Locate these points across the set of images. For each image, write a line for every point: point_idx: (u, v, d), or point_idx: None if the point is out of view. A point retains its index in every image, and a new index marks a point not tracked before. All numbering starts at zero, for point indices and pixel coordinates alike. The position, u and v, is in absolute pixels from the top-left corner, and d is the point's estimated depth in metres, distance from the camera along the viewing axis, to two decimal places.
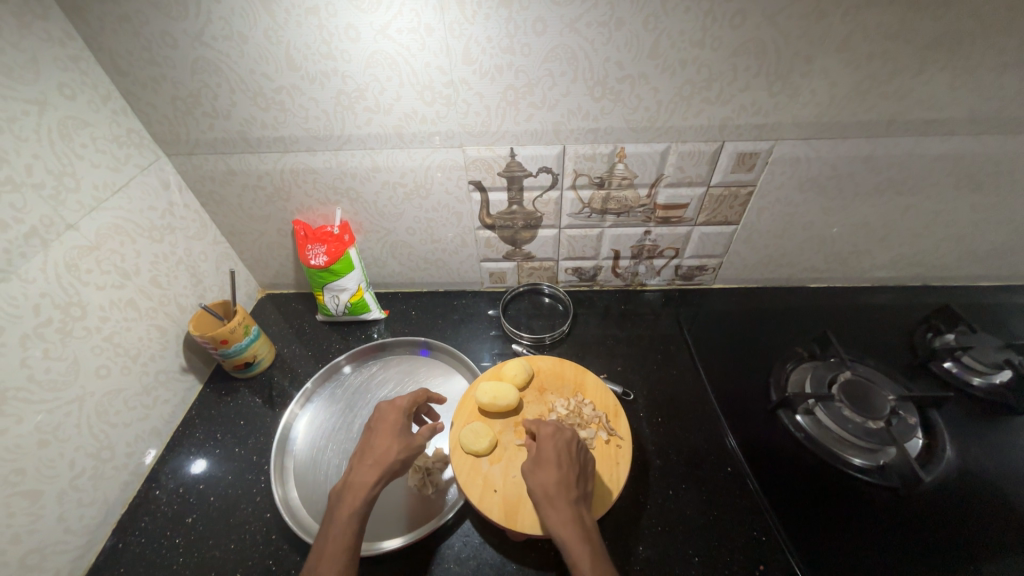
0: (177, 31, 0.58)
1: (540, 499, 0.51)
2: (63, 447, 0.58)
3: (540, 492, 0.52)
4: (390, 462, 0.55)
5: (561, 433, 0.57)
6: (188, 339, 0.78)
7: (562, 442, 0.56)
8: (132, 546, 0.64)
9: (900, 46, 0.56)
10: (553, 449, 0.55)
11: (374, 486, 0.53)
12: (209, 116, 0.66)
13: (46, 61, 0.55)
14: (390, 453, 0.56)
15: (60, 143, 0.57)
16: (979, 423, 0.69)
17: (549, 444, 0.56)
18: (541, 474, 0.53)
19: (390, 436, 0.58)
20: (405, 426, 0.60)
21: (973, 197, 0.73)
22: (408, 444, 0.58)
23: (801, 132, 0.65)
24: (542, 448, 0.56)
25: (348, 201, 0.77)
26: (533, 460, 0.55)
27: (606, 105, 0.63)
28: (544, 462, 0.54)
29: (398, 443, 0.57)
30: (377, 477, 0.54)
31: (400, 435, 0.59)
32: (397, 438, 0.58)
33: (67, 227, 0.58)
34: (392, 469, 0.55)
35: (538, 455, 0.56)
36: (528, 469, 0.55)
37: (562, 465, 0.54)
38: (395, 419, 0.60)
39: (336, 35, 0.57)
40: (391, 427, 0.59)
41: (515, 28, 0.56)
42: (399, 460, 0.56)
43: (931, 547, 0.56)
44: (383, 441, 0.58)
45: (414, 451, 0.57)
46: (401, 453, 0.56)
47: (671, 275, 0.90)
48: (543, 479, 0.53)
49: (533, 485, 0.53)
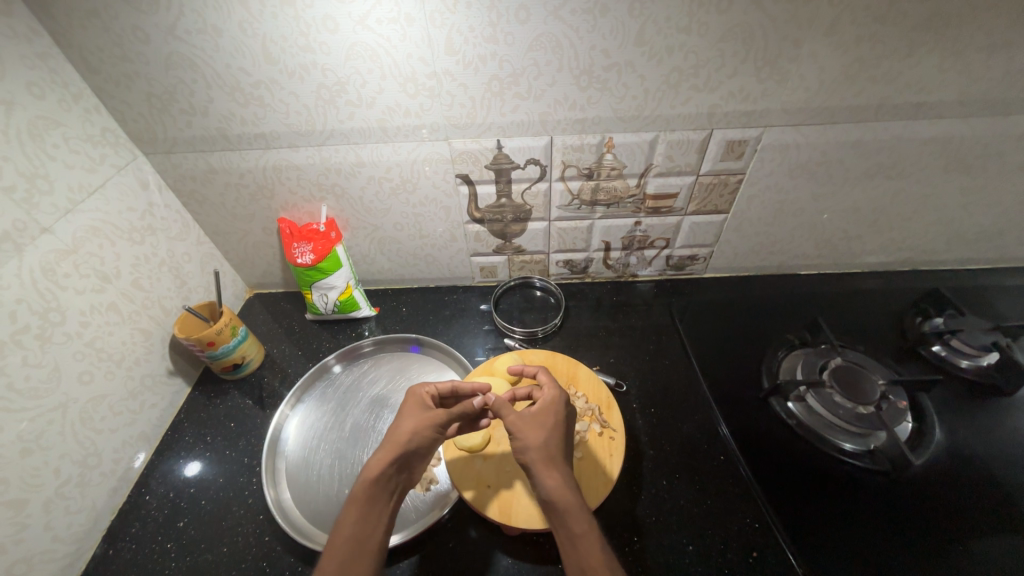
0: (148, 25, 0.56)
1: (539, 460, 0.52)
2: (47, 455, 0.57)
3: (540, 454, 0.52)
4: (396, 441, 0.54)
5: (560, 399, 0.58)
6: (174, 342, 0.77)
7: (559, 409, 0.57)
8: (123, 552, 0.63)
9: (888, 29, 0.55)
10: (553, 415, 0.56)
11: (380, 467, 0.52)
12: (186, 113, 0.65)
13: (11, 59, 0.53)
14: (398, 432, 0.55)
15: (31, 143, 0.56)
16: (967, 404, 0.69)
17: (548, 409, 0.57)
18: (541, 435, 0.54)
19: (404, 416, 0.57)
20: (420, 404, 0.58)
21: (962, 179, 0.73)
22: (416, 422, 0.56)
23: (789, 119, 0.65)
24: (541, 410, 0.56)
25: (333, 198, 0.76)
26: (530, 420, 0.55)
27: (593, 94, 0.62)
28: (542, 424, 0.55)
29: (408, 422, 0.56)
30: (384, 458, 0.53)
31: (412, 413, 0.57)
32: (410, 417, 0.57)
33: (41, 231, 0.57)
34: (399, 447, 0.54)
35: (535, 417, 0.56)
36: (524, 428, 0.54)
37: (558, 431, 0.55)
38: (408, 401, 0.59)
39: (314, 27, 0.55)
40: (406, 408, 0.58)
41: (498, 17, 0.55)
42: (407, 436, 0.54)
43: (921, 528, 0.57)
44: (395, 421, 0.57)
45: (422, 426, 0.55)
46: (407, 430, 0.55)
47: (663, 265, 0.90)
48: (542, 441, 0.53)
49: (531, 445, 0.53)
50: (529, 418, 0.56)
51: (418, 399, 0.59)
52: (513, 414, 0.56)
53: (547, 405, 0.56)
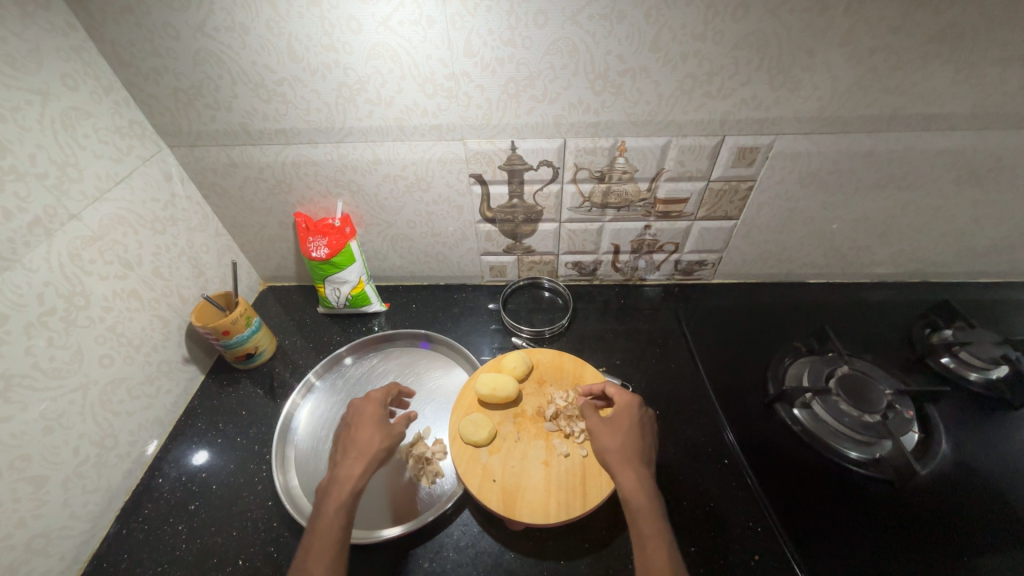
0: (179, 22, 0.58)
1: (617, 462, 0.55)
2: (67, 434, 0.59)
3: (615, 455, 0.56)
4: (374, 452, 0.58)
5: (637, 406, 0.61)
6: (190, 330, 0.79)
7: (636, 416, 0.60)
8: (135, 533, 0.65)
9: (902, 40, 0.56)
10: (631, 418, 0.59)
11: (360, 478, 0.55)
12: (211, 107, 0.67)
13: (49, 51, 0.56)
14: (372, 443, 0.58)
15: (63, 133, 0.58)
16: (975, 417, 0.69)
17: (625, 414, 0.60)
18: (616, 438, 0.57)
19: (372, 427, 0.61)
20: (384, 417, 0.63)
21: (973, 192, 0.73)
22: (388, 433, 0.60)
23: (802, 127, 0.65)
24: (617, 417, 0.60)
25: (349, 194, 0.77)
26: (608, 425, 0.59)
27: (607, 98, 0.63)
28: (619, 430, 0.58)
29: (381, 434, 0.60)
30: (363, 468, 0.56)
31: (379, 425, 0.61)
32: (378, 428, 0.61)
33: (70, 218, 0.59)
34: (376, 459, 0.57)
35: (613, 423, 0.59)
36: (603, 432, 0.58)
37: (637, 436, 0.58)
38: (373, 412, 0.63)
39: (338, 27, 0.57)
40: (370, 418, 0.62)
41: (516, 21, 0.56)
42: (385, 448, 0.59)
43: (924, 537, 0.57)
44: (362, 433, 0.60)
45: (395, 438, 0.60)
46: (383, 442, 0.59)
47: (670, 269, 0.90)
48: (620, 447, 0.56)
49: (608, 447, 0.56)
50: (610, 423, 0.59)
51: (379, 410, 0.63)
52: (593, 418, 0.60)
53: (624, 410, 0.60)
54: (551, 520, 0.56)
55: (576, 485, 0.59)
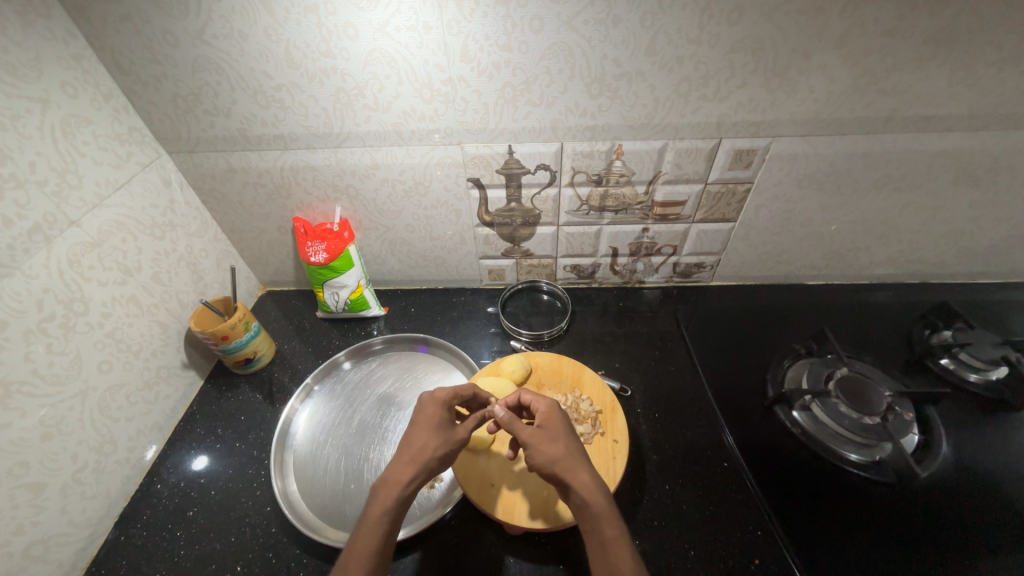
0: (178, 30, 0.59)
1: (567, 467, 0.51)
2: (66, 440, 0.59)
3: (563, 461, 0.51)
4: (425, 459, 0.53)
5: (559, 406, 0.58)
6: (189, 335, 0.79)
7: (562, 415, 0.57)
8: (134, 539, 0.65)
9: (897, 42, 0.56)
10: (561, 420, 0.56)
11: (408, 485, 0.51)
12: (210, 114, 0.67)
13: (49, 59, 0.56)
14: (426, 449, 0.54)
15: (63, 140, 0.58)
16: (975, 418, 0.69)
17: (553, 416, 0.56)
18: (556, 443, 0.53)
19: (428, 430, 0.55)
20: (444, 421, 0.56)
21: (971, 193, 0.73)
22: (444, 442, 0.54)
23: (799, 129, 0.66)
24: (549, 421, 0.56)
25: (347, 199, 0.78)
26: (543, 432, 0.54)
27: (604, 102, 0.63)
28: (557, 433, 0.54)
29: (435, 440, 0.55)
30: (412, 474, 0.52)
31: (436, 431, 0.55)
32: (435, 433, 0.55)
33: (69, 224, 0.59)
34: (426, 466, 0.53)
35: (547, 429, 0.55)
36: (541, 441, 0.53)
37: (572, 436, 0.55)
38: (434, 414, 0.56)
39: (335, 33, 0.57)
40: (430, 420, 0.56)
41: (512, 25, 0.56)
42: (437, 457, 0.53)
43: (925, 540, 0.56)
44: (418, 434, 0.55)
45: (450, 449, 0.55)
46: (436, 450, 0.54)
47: (669, 272, 0.90)
48: (564, 452, 0.52)
49: (554, 456, 0.52)
50: (542, 430, 0.54)
51: (439, 413, 0.56)
52: (526, 429, 0.54)
53: (552, 412, 0.56)
54: (548, 524, 0.56)
55: None
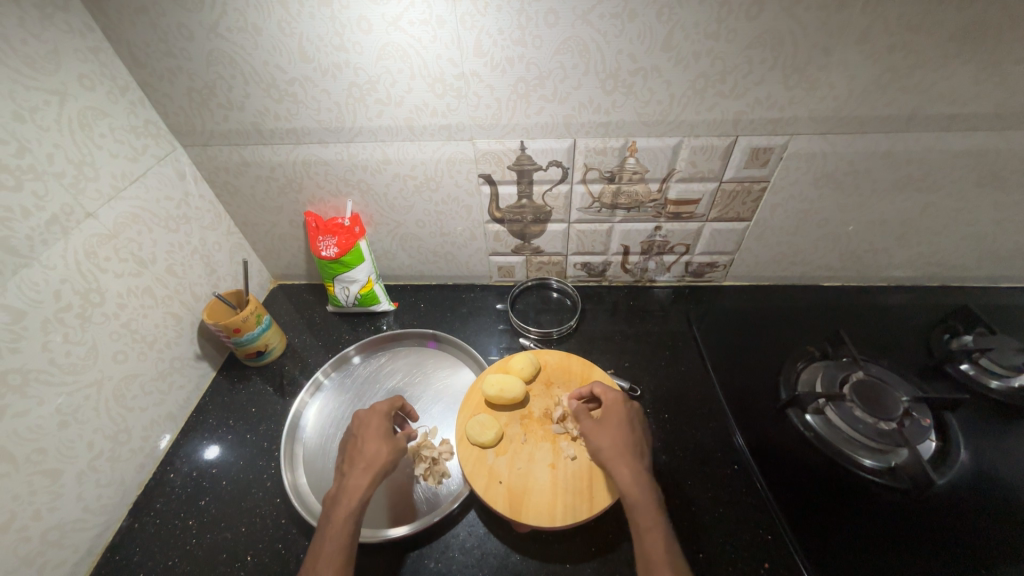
0: (193, 23, 0.59)
1: (612, 457, 0.55)
2: (82, 429, 0.60)
3: (608, 452, 0.56)
4: (381, 464, 0.57)
5: (624, 401, 0.61)
6: (202, 328, 0.80)
7: (625, 410, 0.60)
8: (148, 526, 0.66)
9: (923, 38, 0.54)
10: (620, 414, 0.59)
11: (367, 489, 0.55)
12: (224, 107, 0.67)
13: (67, 53, 0.57)
14: (381, 455, 0.58)
15: (81, 132, 0.59)
16: (994, 425, 0.67)
17: (613, 410, 0.60)
18: (606, 435, 0.57)
19: (378, 438, 0.60)
20: (391, 428, 0.62)
21: (996, 195, 0.71)
22: (394, 445, 0.59)
23: (818, 128, 0.64)
24: (607, 414, 0.60)
25: (359, 194, 0.78)
26: (599, 424, 0.59)
27: (618, 98, 0.63)
28: (611, 427, 0.58)
29: (387, 445, 0.59)
30: (370, 479, 0.55)
31: (385, 438, 0.60)
32: (383, 440, 0.60)
33: (86, 216, 0.60)
34: (383, 470, 0.57)
35: (605, 421, 0.59)
36: (595, 432, 0.58)
37: (628, 429, 0.58)
38: (380, 422, 0.62)
39: (348, 27, 0.57)
40: (377, 430, 0.61)
41: (526, 19, 0.56)
42: (390, 460, 0.58)
43: (940, 547, 0.55)
44: (370, 444, 0.59)
45: (402, 450, 0.59)
46: (390, 454, 0.58)
47: (681, 271, 0.89)
48: (610, 441, 0.56)
49: (602, 446, 0.56)
50: (601, 422, 0.59)
51: (386, 421, 0.62)
52: (584, 420, 0.60)
53: (612, 406, 0.60)
54: (556, 523, 0.55)
55: (583, 489, 0.58)
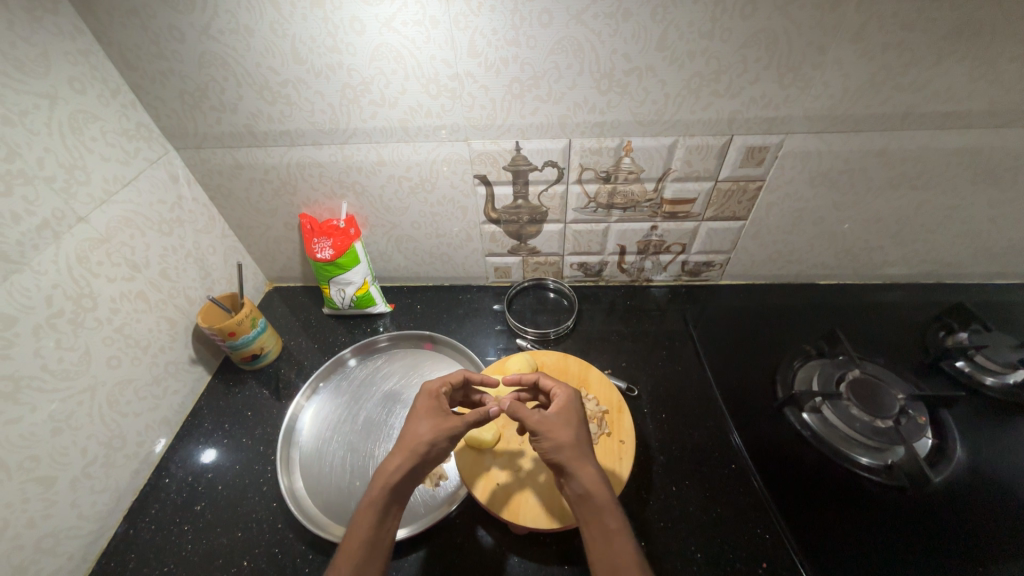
0: (185, 25, 0.58)
1: (573, 457, 0.50)
2: (76, 435, 0.60)
3: (570, 451, 0.50)
4: (412, 445, 0.52)
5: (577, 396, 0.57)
6: (197, 332, 0.79)
7: (578, 406, 0.56)
8: (143, 533, 0.65)
9: (916, 37, 0.54)
10: (575, 411, 0.55)
11: (394, 472, 0.50)
12: (217, 110, 0.67)
13: (57, 55, 0.56)
14: (414, 435, 0.53)
15: (72, 136, 0.58)
16: (990, 423, 0.68)
17: (568, 406, 0.55)
18: (566, 431, 0.52)
19: (420, 418, 0.55)
20: (437, 409, 0.56)
21: (991, 192, 0.71)
22: (433, 425, 0.53)
23: (813, 127, 0.64)
24: (562, 409, 0.55)
25: (353, 196, 0.77)
26: (554, 420, 0.53)
27: (613, 98, 0.62)
28: (569, 422, 0.53)
29: (425, 426, 0.53)
30: (398, 462, 0.51)
31: (428, 417, 0.55)
32: (426, 419, 0.54)
33: (78, 220, 0.59)
34: (414, 452, 0.51)
35: (558, 416, 0.54)
36: (551, 427, 0.52)
37: (583, 427, 0.54)
38: (424, 403, 0.56)
39: (341, 28, 0.57)
40: (422, 409, 0.56)
41: (520, 20, 0.55)
42: (427, 442, 0.52)
43: (936, 545, 0.56)
44: (411, 423, 0.55)
45: (440, 431, 0.53)
46: (424, 434, 0.52)
47: (678, 270, 0.89)
48: (572, 438, 0.51)
49: (563, 444, 0.51)
50: (554, 417, 0.53)
51: (433, 402, 0.57)
52: (535, 414, 0.53)
53: (566, 402, 0.55)
54: (553, 524, 0.55)
55: None
